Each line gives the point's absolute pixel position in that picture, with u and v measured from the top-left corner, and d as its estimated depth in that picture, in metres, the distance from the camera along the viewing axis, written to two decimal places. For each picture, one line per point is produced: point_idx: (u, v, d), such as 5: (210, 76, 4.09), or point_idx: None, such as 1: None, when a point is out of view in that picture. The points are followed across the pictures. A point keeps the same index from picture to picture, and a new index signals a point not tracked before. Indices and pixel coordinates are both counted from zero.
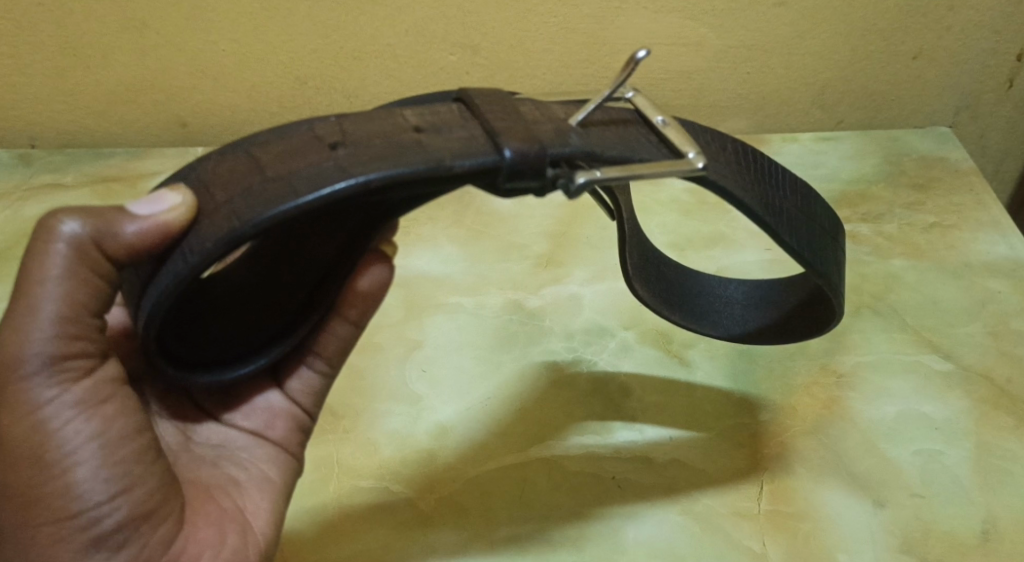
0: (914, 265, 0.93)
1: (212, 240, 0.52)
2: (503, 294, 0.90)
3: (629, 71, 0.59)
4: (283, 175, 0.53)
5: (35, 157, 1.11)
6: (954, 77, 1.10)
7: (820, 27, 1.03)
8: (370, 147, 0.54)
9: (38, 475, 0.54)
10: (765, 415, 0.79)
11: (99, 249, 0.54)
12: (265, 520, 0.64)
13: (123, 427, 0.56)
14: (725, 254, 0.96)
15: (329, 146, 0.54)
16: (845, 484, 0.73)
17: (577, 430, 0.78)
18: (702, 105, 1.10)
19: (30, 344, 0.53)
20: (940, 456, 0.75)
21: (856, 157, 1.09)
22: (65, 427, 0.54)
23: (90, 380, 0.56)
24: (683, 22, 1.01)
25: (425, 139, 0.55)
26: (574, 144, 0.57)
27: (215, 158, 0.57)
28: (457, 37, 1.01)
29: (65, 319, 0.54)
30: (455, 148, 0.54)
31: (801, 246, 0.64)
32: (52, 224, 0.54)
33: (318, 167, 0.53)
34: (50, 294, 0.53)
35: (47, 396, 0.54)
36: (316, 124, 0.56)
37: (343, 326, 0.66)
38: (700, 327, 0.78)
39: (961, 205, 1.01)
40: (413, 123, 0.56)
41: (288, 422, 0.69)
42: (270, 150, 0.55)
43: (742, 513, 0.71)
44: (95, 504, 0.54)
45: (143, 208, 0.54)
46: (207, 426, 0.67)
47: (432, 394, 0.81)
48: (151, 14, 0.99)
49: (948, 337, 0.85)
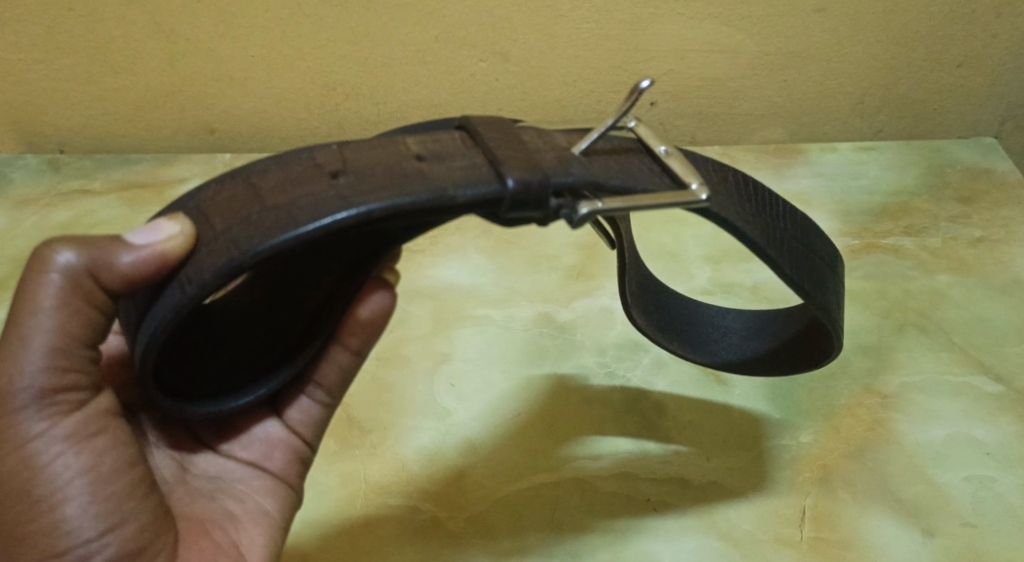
0: (961, 281, 0.90)
1: (208, 271, 0.51)
2: (533, 307, 0.88)
3: (633, 99, 0.57)
4: (282, 205, 0.51)
5: (64, 163, 1.10)
6: (1001, 84, 1.07)
7: (859, 34, 1.00)
8: (373, 176, 0.52)
9: (27, 511, 0.52)
10: (805, 437, 0.76)
11: (93, 279, 0.53)
12: (261, 555, 0.62)
13: (114, 461, 0.55)
14: (761, 267, 0.93)
15: (330, 174, 0.52)
16: (892, 511, 0.70)
17: (613, 444, 0.76)
18: (737, 113, 1.07)
19: (19, 377, 0.52)
20: (991, 483, 0.72)
21: (898, 168, 1.06)
22: (54, 462, 0.53)
23: (81, 413, 0.54)
24: (719, 29, 0.99)
25: (427, 169, 0.53)
26: (576, 173, 0.55)
27: (214, 186, 0.55)
28: (487, 43, 0.99)
29: (56, 351, 0.53)
30: (458, 177, 0.52)
31: (803, 278, 0.62)
32: (47, 254, 0.52)
33: (317, 197, 0.51)
34: (41, 325, 0.52)
35: (36, 430, 0.53)
36: (317, 152, 0.54)
37: (343, 356, 0.64)
38: (694, 355, 0.75)
39: (1008, 218, 0.97)
40: (414, 152, 0.54)
41: (288, 453, 0.67)
42: (269, 179, 0.53)
43: (783, 540, 0.68)
44: (83, 542, 0.53)
45: (139, 238, 0.52)
46: (205, 457, 0.65)
47: (460, 409, 0.79)
48: (180, 20, 0.98)
49: (998, 358, 0.82)
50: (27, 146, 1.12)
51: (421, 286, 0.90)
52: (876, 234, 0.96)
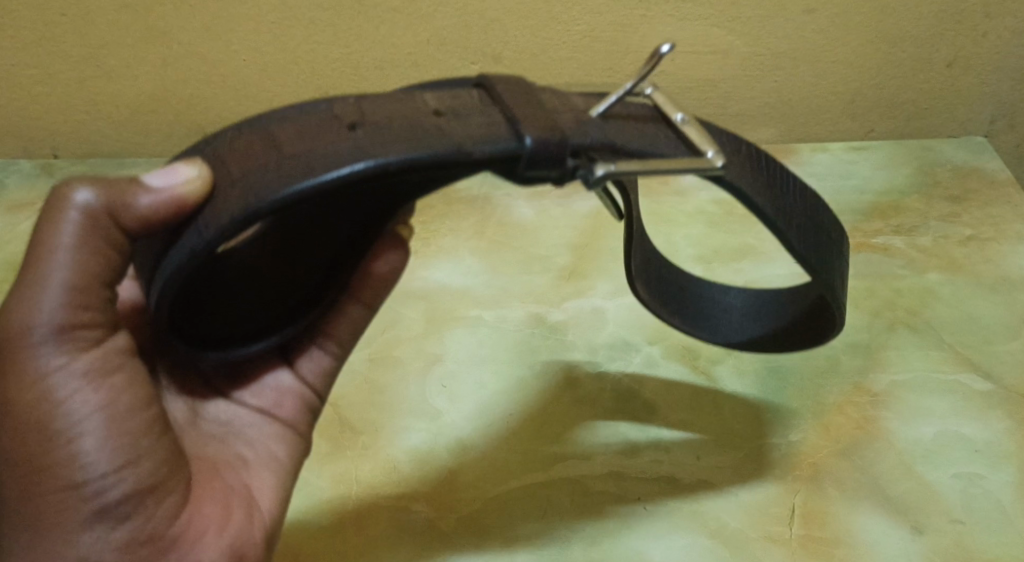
0: (950, 279, 0.90)
1: (225, 217, 0.50)
2: (525, 308, 0.89)
3: (651, 65, 0.57)
4: (299, 154, 0.50)
5: (58, 167, 1.11)
6: (991, 83, 1.07)
7: (849, 34, 1.00)
8: (391, 129, 0.51)
9: (43, 444, 0.52)
10: (796, 436, 0.76)
11: (111, 218, 0.53)
12: (271, 500, 0.63)
13: (131, 399, 0.55)
14: (752, 267, 0.93)
15: (348, 126, 0.51)
16: (881, 508, 0.70)
17: (595, 423, 0.78)
18: (728, 114, 1.08)
19: (38, 311, 0.52)
20: (981, 480, 0.72)
21: (889, 168, 1.06)
22: (72, 397, 0.53)
23: (99, 350, 0.54)
24: (709, 31, 0.99)
25: (445, 124, 0.52)
26: (594, 136, 0.55)
27: (234, 132, 0.55)
28: (479, 46, 1.00)
29: (74, 288, 0.52)
30: (475, 133, 0.52)
31: (810, 255, 0.62)
32: (66, 193, 0.53)
33: (334, 148, 0.50)
34: (60, 261, 0.52)
35: (53, 364, 0.52)
36: (335, 104, 0.53)
37: (357, 310, 0.67)
38: (698, 331, 0.75)
39: (998, 217, 0.98)
40: (433, 108, 0.53)
41: (298, 401, 0.68)
42: (287, 129, 0.52)
43: (772, 537, 0.69)
44: (98, 476, 0.53)
45: (157, 180, 0.52)
46: (216, 403, 0.66)
47: (451, 410, 0.79)
48: (172, 25, 0.99)
49: (988, 355, 0.82)
50: (21, 150, 1.12)
51: (413, 288, 0.91)
52: (866, 233, 0.96)
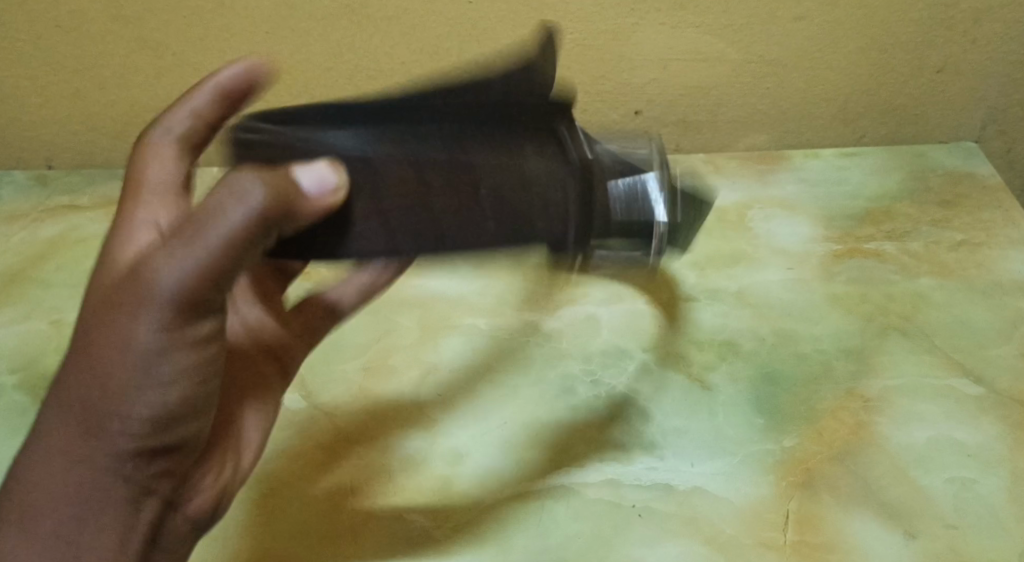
0: (942, 284, 0.90)
1: (369, 247, 0.64)
2: (519, 316, 0.89)
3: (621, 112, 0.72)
4: (437, 225, 0.66)
5: (52, 179, 1.11)
6: (981, 90, 1.07)
7: (840, 41, 1.01)
8: (502, 205, 0.67)
9: (119, 387, 0.54)
10: (790, 441, 0.76)
11: (274, 222, 0.52)
12: (254, 433, 0.73)
13: (200, 373, 0.57)
14: (745, 272, 0.94)
15: (474, 190, 0.66)
16: (875, 514, 0.70)
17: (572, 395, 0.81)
18: (720, 121, 1.08)
19: (171, 277, 0.51)
20: (974, 485, 0.72)
21: (881, 174, 1.07)
22: (160, 364, 0.54)
23: (202, 327, 0.55)
24: (701, 38, 1.00)
25: (521, 196, 0.68)
26: (610, 191, 0.75)
27: (394, 159, 0.66)
28: (472, 54, 1.00)
29: (205, 278, 0.52)
30: (545, 211, 0.68)
31: None
32: (245, 187, 0.51)
33: (466, 214, 0.66)
34: (211, 242, 0.51)
35: (154, 331, 0.53)
36: (455, 153, 0.66)
37: (364, 285, 0.81)
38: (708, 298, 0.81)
39: (989, 222, 0.98)
40: (521, 174, 0.67)
41: (301, 324, 0.80)
42: (432, 175, 0.66)
43: (767, 543, 0.69)
44: (148, 427, 0.56)
45: (306, 181, 0.54)
46: (248, 303, 0.78)
47: (447, 419, 0.79)
48: (166, 36, 0.99)
49: (980, 360, 0.82)
50: (15, 162, 1.12)
51: (407, 296, 0.92)
52: (858, 239, 0.97)
